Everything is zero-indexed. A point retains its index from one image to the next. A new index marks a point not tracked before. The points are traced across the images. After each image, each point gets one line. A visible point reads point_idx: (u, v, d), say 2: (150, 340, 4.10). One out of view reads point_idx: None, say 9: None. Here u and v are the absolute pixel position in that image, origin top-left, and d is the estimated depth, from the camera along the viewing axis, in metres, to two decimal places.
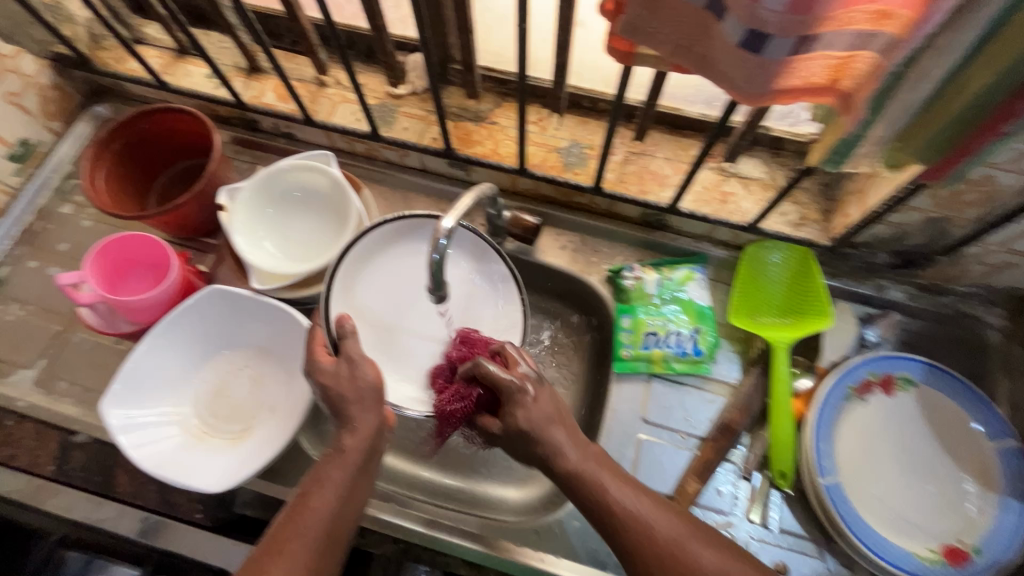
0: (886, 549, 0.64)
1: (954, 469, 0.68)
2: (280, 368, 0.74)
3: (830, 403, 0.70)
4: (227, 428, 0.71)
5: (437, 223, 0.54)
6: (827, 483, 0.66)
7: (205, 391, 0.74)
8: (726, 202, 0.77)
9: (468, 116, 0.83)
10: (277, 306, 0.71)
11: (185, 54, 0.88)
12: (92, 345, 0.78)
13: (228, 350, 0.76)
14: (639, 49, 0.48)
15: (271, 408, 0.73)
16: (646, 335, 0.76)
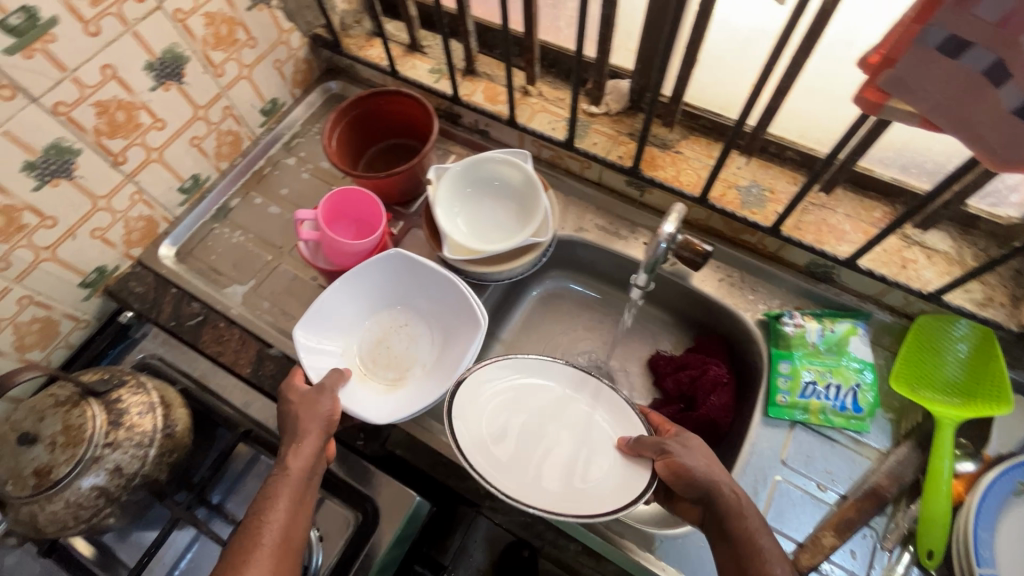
0: None
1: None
2: (435, 334, 0.84)
3: (995, 493, 0.67)
4: (385, 373, 0.81)
5: (659, 227, 0.67)
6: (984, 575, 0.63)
7: (368, 337, 0.84)
8: (905, 267, 0.77)
9: (656, 142, 0.89)
10: (448, 277, 0.79)
11: (416, 51, 1.02)
12: (293, 277, 0.91)
13: (397, 306, 0.86)
14: (892, 101, 0.52)
15: (424, 365, 0.82)
16: (804, 383, 0.76)
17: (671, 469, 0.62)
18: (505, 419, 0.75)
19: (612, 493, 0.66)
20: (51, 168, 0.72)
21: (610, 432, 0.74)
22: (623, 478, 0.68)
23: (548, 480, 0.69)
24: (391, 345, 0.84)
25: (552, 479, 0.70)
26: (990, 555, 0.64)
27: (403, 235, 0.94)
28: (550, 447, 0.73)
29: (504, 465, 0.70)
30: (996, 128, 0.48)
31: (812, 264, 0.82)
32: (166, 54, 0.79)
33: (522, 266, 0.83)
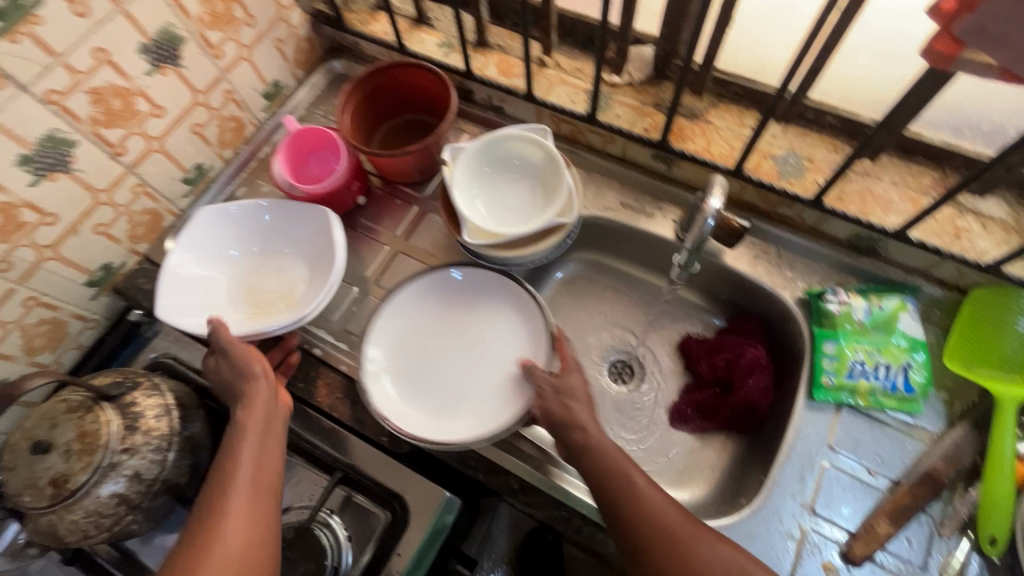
0: None
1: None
2: (297, 254, 0.83)
3: None
4: (275, 305, 0.80)
5: (706, 202, 0.63)
6: None
7: (239, 290, 0.82)
8: (958, 237, 0.72)
9: (684, 112, 0.83)
10: (257, 203, 0.82)
11: (423, 25, 0.96)
12: None
13: (252, 249, 0.84)
14: (967, 52, 0.47)
15: (302, 279, 0.82)
16: (852, 364, 0.71)
17: (541, 414, 0.67)
18: (428, 338, 0.80)
19: (492, 420, 0.72)
20: (48, 161, 0.68)
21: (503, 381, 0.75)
22: (507, 407, 0.72)
23: (445, 396, 0.76)
24: (281, 273, 0.83)
25: (450, 396, 0.76)
26: None
27: (417, 222, 0.89)
28: (467, 365, 0.78)
29: (411, 381, 0.77)
30: None
31: (854, 237, 0.78)
32: (162, 35, 0.74)
33: (546, 249, 0.78)
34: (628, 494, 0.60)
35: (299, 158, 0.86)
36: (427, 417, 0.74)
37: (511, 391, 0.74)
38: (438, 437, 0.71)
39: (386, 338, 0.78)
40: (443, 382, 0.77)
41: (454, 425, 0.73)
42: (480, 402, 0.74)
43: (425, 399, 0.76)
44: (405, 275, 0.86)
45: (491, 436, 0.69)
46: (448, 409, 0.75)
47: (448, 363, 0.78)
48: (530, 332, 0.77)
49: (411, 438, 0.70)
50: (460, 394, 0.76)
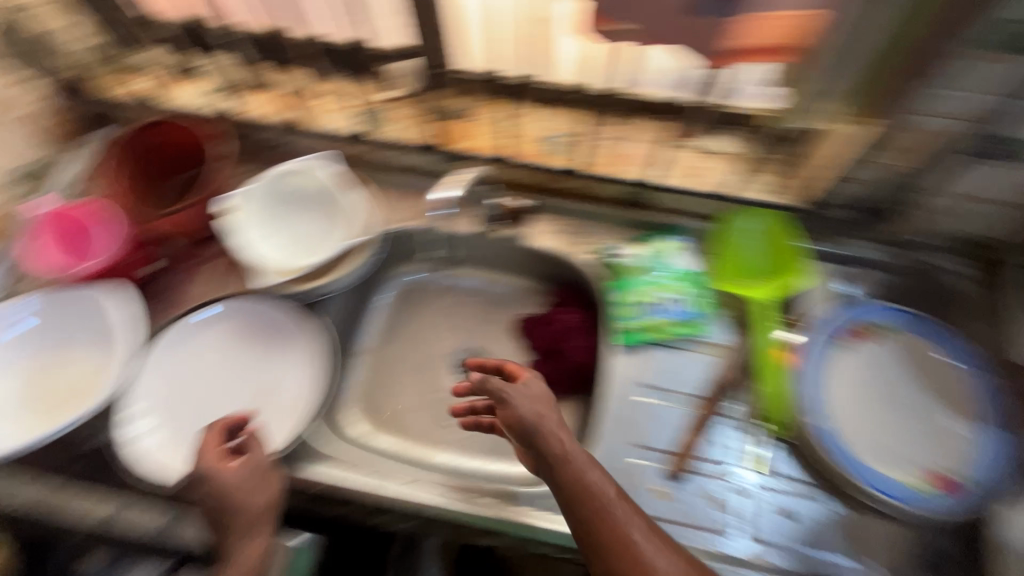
0: (878, 479, 0.69)
1: (941, 410, 0.74)
2: (94, 340, 0.78)
3: (812, 354, 0.77)
4: (76, 401, 0.74)
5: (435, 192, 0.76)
6: (817, 427, 0.73)
7: (37, 394, 0.76)
8: (696, 173, 0.86)
9: (456, 115, 0.92)
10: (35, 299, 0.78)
11: (190, 78, 0.95)
12: None
13: (48, 346, 0.78)
14: None
15: (99, 366, 0.76)
16: (639, 304, 0.83)
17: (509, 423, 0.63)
18: (198, 377, 0.79)
19: (273, 440, 0.74)
20: None
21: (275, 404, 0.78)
22: (286, 426, 0.75)
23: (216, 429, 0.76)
24: (79, 363, 0.77)
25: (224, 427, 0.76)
26: (820, 407, 0.74)
27: (227, 272, 0.87)
28: (241, 395, 0.79)
29: (183, 419, 0.75)
30: None
31: (625, 194, 0.89)
32: None
33: (357, 270, 0.81)
34: (610, 524, 0.56)
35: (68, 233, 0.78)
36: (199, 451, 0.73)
37: (288, 410, 0.77)
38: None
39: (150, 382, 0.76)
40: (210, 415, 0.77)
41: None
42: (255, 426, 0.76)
43: (198, 434, 0.74)
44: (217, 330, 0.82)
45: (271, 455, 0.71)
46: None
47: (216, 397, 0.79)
48: (304, 352, 0.80)
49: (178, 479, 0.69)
50: (234, 422, 0.76)
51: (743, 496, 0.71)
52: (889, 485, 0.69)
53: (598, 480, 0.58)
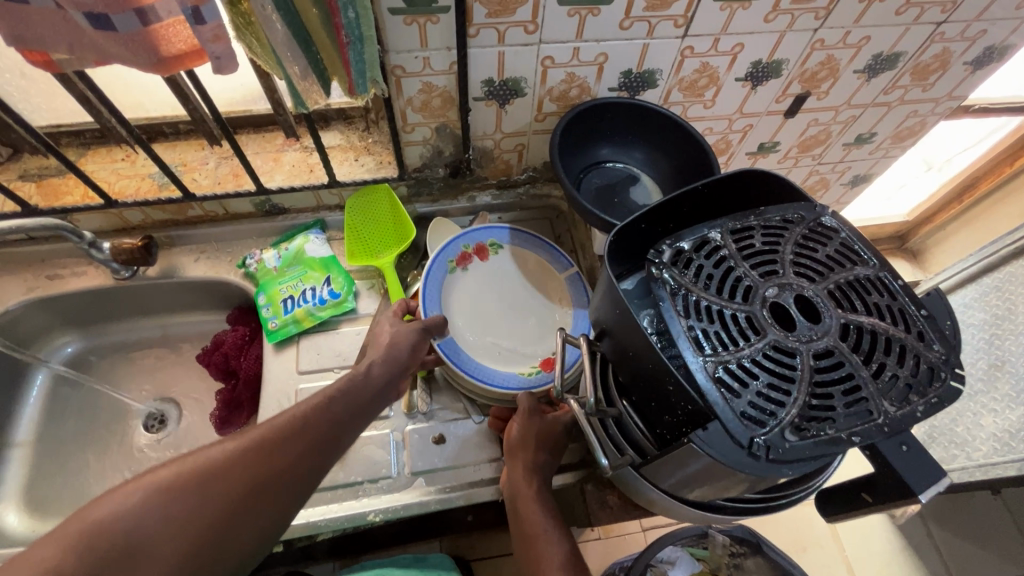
0: (492, 373, 0.78)
1: (543, 301, 0.86)
2: None
3: (433, 278, 0.82)
4: None
5: None
6: (441, 341, 0.77)
7: None
8: (313, 170, 0.90)
9: (52, 172, 0.86)
10: None
11: None
12: None
13: None
14: (52, 56, 0.57)
15: None
16: (283, 301, 0.84)
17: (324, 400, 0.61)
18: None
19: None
20: None
21: None
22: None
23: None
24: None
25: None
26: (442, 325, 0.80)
27: None
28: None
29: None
30: (120, 45, 0.55)
31: (256, 205, 0.90)
32: None
33: None
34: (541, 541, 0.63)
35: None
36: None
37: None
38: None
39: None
40: None
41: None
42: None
43: None
44: None
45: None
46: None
47: None
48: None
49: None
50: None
51: (399, 437, 0.78)
52: (507, 378, 0.78)
53: (517, 467, 0.68)
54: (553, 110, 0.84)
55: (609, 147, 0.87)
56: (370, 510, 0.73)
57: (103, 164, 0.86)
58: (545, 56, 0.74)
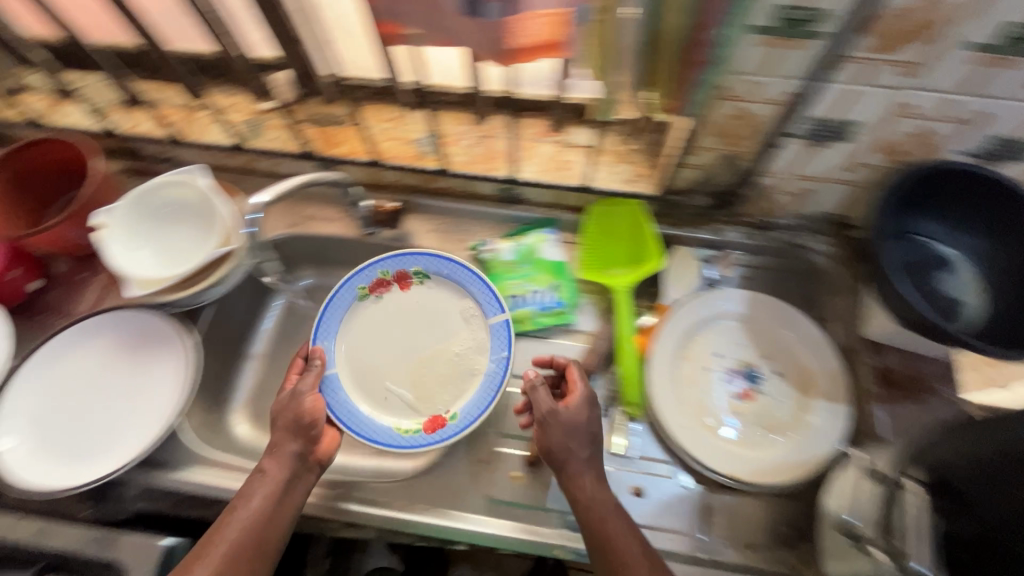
0: (365, 424, 0.77)
1: (487, 341, 0.79)
2: None
3: (334, 305, 0.83)
4: None
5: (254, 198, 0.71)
6: (330, 374, 0.79)
7: None
8: (565, 168, 0.85)
9: (330, 120, 0.90)
10: None
11: (67, 96, 0.95)
12: None
13: None
14: (401, 30, 0.56)
15: None
16: (510, 297, 0.83)
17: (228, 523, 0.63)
18: (61, 390, 0.76)
19: (135, 449, 0.72)
20: None
21: (144, 413, 0.75)
22: (149, 434, 0.73)
23: (83, 438, 0.74)
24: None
25: (87, 439, 0.73)
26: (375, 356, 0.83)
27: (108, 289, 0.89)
28: (108, 400, 0.76)
29: (42, 433, 0.73)
30: (472, 30, 0.53)
31: (499, 191, 0.89)
32: None
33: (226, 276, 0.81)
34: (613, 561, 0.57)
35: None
36: (53, 464, 0.71)
37: (155, 418, 0.75)
38: (67, 483, 0.70)
39: (12, 400, 0.74)
40: (71, 431, 0.74)
41: (92, 466, 0.72)
42: (121, 433, 0.74)
43: (50, 449, 0.72)
44: (80, 349, 0.79)
45: (135, 459, 0.70)
46: (84, 452, 0.73)
47: (85, 411, 0.75)
48: (177, 359, 0.79)
49: (29, 487, 0.68)
50: (102, 433, 0.74)
51: None
52: (375, 433, 0.77)
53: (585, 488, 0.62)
54: (873, 162, 0.69)
55: (935, 223, 0.71)
56: (556, 544, 0.68)
57: (373, 121, 0.89)
58: (904, 103, 0.60)
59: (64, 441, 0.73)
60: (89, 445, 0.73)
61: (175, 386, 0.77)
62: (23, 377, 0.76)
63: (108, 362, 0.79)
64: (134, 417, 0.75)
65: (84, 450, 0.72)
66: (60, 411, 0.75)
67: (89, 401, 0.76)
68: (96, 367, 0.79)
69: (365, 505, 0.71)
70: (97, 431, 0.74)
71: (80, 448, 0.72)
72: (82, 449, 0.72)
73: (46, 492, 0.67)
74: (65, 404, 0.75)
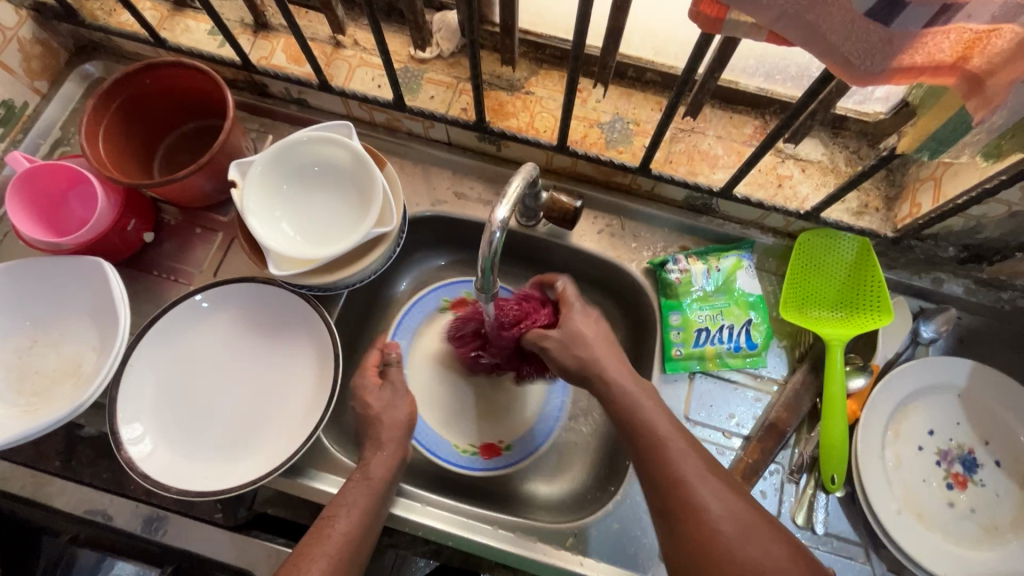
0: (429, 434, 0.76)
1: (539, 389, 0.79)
2: (87, 320, 0.68)
3: (419, 308, 0.82)
4: (59, 388, 0.66)
5: (491, 213, 0.50)
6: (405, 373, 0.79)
7: (12, 363, 0.67)
8: (782, 185, 0.71)
9: (501, 84, 0.75)
10: (9, 266, 0.66)
11: (185, 8, 0.79)
12: (64, 321, 0.68)
13: (28, 323, 0.68)
14: (732, 14, 0.42)
15: (92, 349, 0.67)
16: (696, 331, 0.71)
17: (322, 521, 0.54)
18: (189, 374, 0.67)
19: (280, 450, 0.64)
20: None
21: (281, 412, 0.67)
22: (292, 434, 0.65)
23: (221, 433, 0.65)
24: (61, 347, 0.67)
25: (226, 434, 0.65)
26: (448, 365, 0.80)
27: (227, 250, 0.77)
28: (243, 391, 0.68)
29: (176, 425, 0.65)
30: (851, 36, 0.38)
31: (689, 198, 0.75)
32: None
33: (373, 264, 0.69)
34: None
35: (42, 199, 0.68)
36: (192, 462, 0.63)
37: (297, 416, 0.66)
38: (210, 485, 0.62)
39: (138, 384, 0.65)
40: (204, 425, 0.66)
41: (233, 466, 0.64)
42: (262, 428, 0.66)
43: (187, 444, 0.64)
44: (207, 326, 0.69)
45: (282, 465, 0.61)
46: (223, 451, 0.65)
47: (219, 401, 0.67)
48: (317, 348, 0.68)
49: (170, 488, 0.60)
50: (242, 428, 0.66)
51: None
52: (435, 442, 0.76)
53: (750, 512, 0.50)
54: None
55: None
56: None
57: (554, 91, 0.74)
58: None
59: (198, 437, 0.65)
60: (228, 443, 0.65)
61: (318, 384, 0.67)
62: (150, 355, 0.66)
63: (238, 344, 0.69)
64: (273, 415, 0.67)
65: (221, 449, 0.65)
66: (191, 398, 0.66)
67: (222, 390, 0.68)
68: (226, 348, 0.69)
69: (486, 534, 0.65)
70: (233, 427, 0.66)
71: (217, 447, 0.64)
72: (219, 446, 0.65)
73: (189, 496, 0.59)
74: (194, 390, 0.67)
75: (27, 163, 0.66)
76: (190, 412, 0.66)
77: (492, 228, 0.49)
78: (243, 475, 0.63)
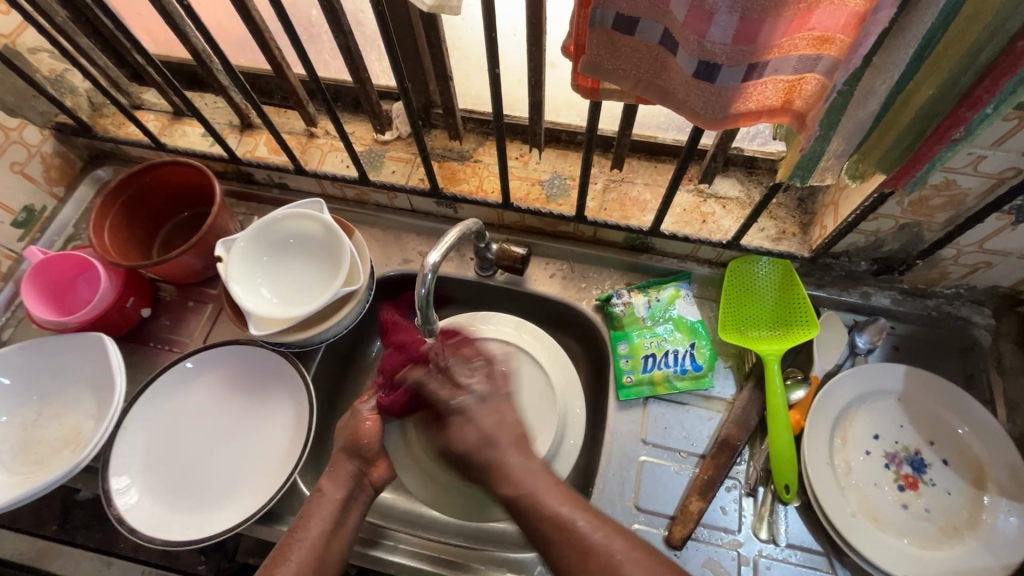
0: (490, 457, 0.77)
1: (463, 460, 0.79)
2: (88, 391, 0.75)
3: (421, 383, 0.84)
4: (59, 456, 0.72)
5: (423, 258, 0.59)
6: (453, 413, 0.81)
7: (17, 434, 0.74)
8: (706, 221, 0.79)
9: (453, 156, 0.86)
10: (19, 347, 0.74)
11: (182, 116, 0.93)
12: (65, 394, 0.75)
13: (36, 398, 0.76)
14: (602, 84, 0.52)
15: (91, 418, 0.73)
16: (644, 358, 0.77)
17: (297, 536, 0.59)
18: (178, 431, 0.73)
19: (258, 498, 0.68)
20: None
21: (262, 463, 0.72)
22: (271, 481, 0.70)
23: (203, 484, 0.70)
24: (62, 418, 0.74)
25: (210, 485, 0.70)
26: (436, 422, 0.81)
27: (215, 320, 0.85)
28: (227, 444, 0.73)
29: (163, 479, 0.70)
30: (690, 92, 0.48)
31: (628, 240, 0.84)
32: None
33: (344, 320, 0.76)
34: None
35: (54, 285, 0.78)
36: (174, 513, 0.68)
37: (275, 465, 0.71)
38: (189, 534, 0.66)
39: (129, 444, 0.70)
40: (189, 478, 0.71)
41: (215, 515, 0.68)
42: (241, 479, 0.71)
43: (171, 496, 0.69)
44: (195, 387, 0.76)
45: (256, 512, 0.66)
46: (207, 502, 0.69)
47: (205, 454, 0.72)
48: (292, 401, 0.74)
49: (154, 539, 0.64)
50: (222, 479, 0.71)
51: (746, 565, 0.67)
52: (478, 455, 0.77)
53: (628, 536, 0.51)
54: None
55: None
56: None
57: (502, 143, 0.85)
58: None
59: (184, 489, 0.70)
60: (210, 495, 0.70)
61: (295, 434, 0.72)
62: (142, 415, 0.72)
63: (225, 401, 0.76)
64: (254, 466, 0.72)
65: (203, 500, 0.69)
66: (177, 454, 0.72)
67: (208, 445, 0.73)
68: (213, 405, 0.75)
69: (457, 567, 0.68)
70: (216, 478, 0.71)
71: (201, 500, 0.69)
72: (202, 498, 0.69)
73: (169, 544, 0.64)
74: (179, 447, 0.72)
75: (42, 256, 0.76)
76: (177, 465, 0.71)
77: (423, 270, 0.59)
78: (223, 524, 0.67)
